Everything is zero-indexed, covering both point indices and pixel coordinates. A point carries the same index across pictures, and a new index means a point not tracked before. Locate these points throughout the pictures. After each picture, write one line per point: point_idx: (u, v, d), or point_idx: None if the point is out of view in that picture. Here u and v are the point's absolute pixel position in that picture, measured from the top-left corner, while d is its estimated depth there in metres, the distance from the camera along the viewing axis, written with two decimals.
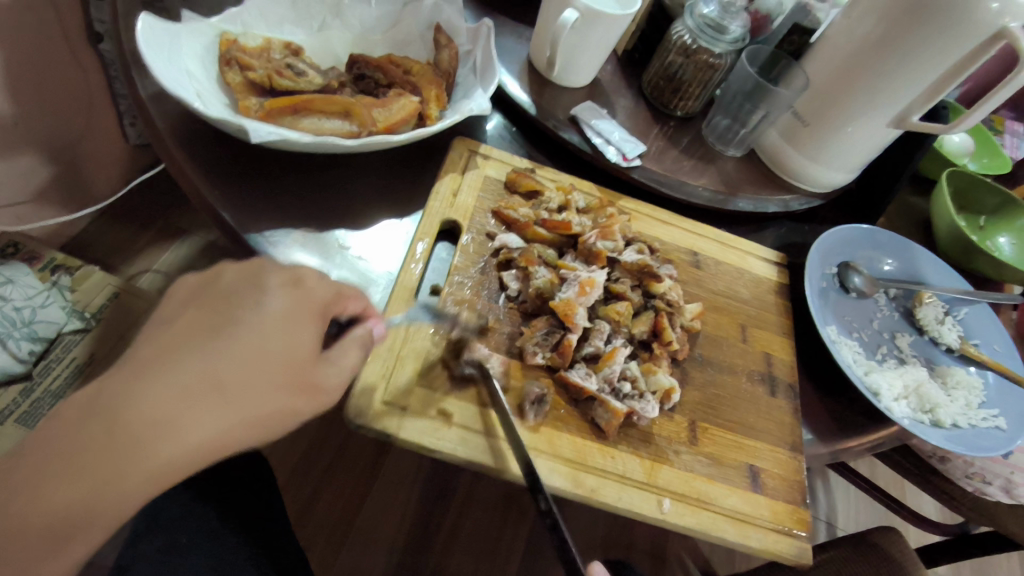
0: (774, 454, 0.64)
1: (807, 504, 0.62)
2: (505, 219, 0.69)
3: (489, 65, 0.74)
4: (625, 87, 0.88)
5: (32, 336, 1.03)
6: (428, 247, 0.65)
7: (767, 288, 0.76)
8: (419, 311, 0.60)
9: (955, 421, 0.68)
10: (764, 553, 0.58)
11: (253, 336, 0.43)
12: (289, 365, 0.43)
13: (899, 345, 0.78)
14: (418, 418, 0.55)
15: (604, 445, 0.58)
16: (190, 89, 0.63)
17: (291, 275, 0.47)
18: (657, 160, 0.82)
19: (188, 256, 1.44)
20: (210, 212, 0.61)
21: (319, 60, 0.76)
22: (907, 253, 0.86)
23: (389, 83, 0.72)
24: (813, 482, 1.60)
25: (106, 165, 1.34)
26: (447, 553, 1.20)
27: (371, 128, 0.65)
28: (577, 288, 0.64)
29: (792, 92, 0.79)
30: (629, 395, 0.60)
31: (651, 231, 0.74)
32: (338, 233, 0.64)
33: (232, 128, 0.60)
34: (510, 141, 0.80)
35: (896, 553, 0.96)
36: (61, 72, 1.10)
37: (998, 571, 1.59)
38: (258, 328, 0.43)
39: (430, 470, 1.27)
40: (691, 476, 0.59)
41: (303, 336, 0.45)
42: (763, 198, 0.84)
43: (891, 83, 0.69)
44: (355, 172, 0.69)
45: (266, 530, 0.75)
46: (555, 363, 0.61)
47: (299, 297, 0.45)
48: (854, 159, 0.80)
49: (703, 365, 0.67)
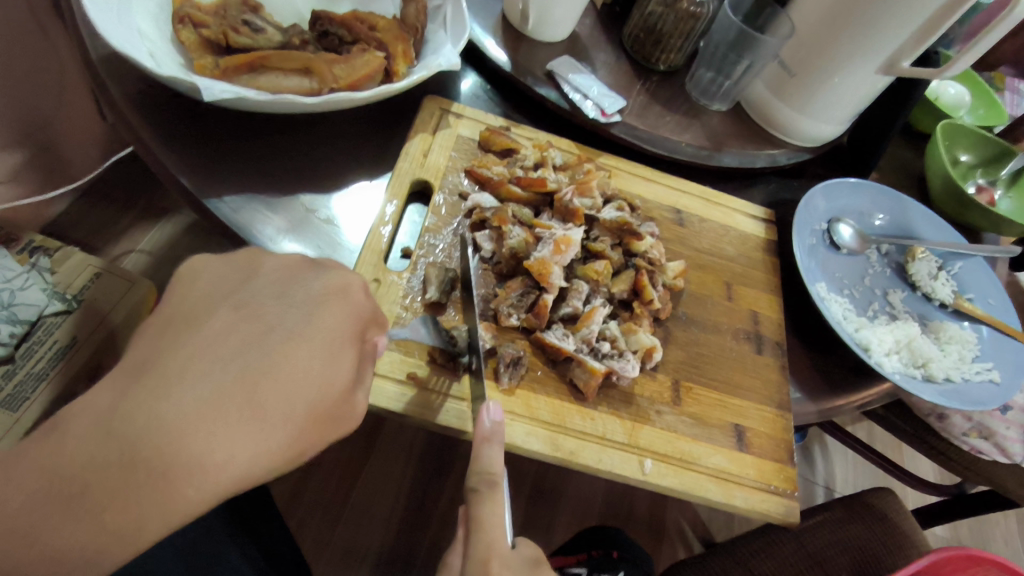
0: (761, 412, 0.62)
1: (794, 463, 0.60)
2: (478, 178, 0.66)
3: (460, 19, 0.71)
4: (605, 42, 0.85)
5: (12, 319, 1.03)
6: (398, 208, 0.62)
7: (754, 245, 0.73)
8: (388, 276, 0.58)
9: (948, 375, 0.67)
10: (750, 512, 0.57)
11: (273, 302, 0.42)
12: (336, 385, 0.43)
13: (891, 302, 0.76)
14: (386, 382, 0.53)
15: (582, 407, 0.56)
16: (141, 49, 0.60)
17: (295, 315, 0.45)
18: (640, 116, 0.78)
19: (171, 237, 1.42)
20: (170, 181, 0.58)
21: (281, 16, 0.72)
22: (900, 207, 0.83)
23: (354, 40, 0.69)
24: (811, 448, 1.59)
25: (81, 144, 1.30)
26: (442, 528, 1.20)
27: (333, 85, 0.62)
28: (552, 246, 0.61)
29: (778, 41, 0.76)
30: (608, 354, 0.58)
31: (632, 188, 0.72)
32: (304, 197, 0.61)
33: (185, 87, 0.57)
34: (486, 101, 0.76)
35: (890, 512, 1.01)
36: (31, 50, 1.07)
37: (997, 531, 1.59)
38: (320, 326, 0.43)
39: (423, 446, 1.26)
40: (674, 436, 0.57)
41: (351, 347, 0.44)
42: (750, 153, 0.81)
43: (880, 26, 0.66)
44: (324, 135, 0.66)
45: (249, 508, 0.73)
46: (531, 324, 0.58)
47: (350, 304, 0.46)
48: (843, 109, 0.77)
49: (687, 325, 0.65)
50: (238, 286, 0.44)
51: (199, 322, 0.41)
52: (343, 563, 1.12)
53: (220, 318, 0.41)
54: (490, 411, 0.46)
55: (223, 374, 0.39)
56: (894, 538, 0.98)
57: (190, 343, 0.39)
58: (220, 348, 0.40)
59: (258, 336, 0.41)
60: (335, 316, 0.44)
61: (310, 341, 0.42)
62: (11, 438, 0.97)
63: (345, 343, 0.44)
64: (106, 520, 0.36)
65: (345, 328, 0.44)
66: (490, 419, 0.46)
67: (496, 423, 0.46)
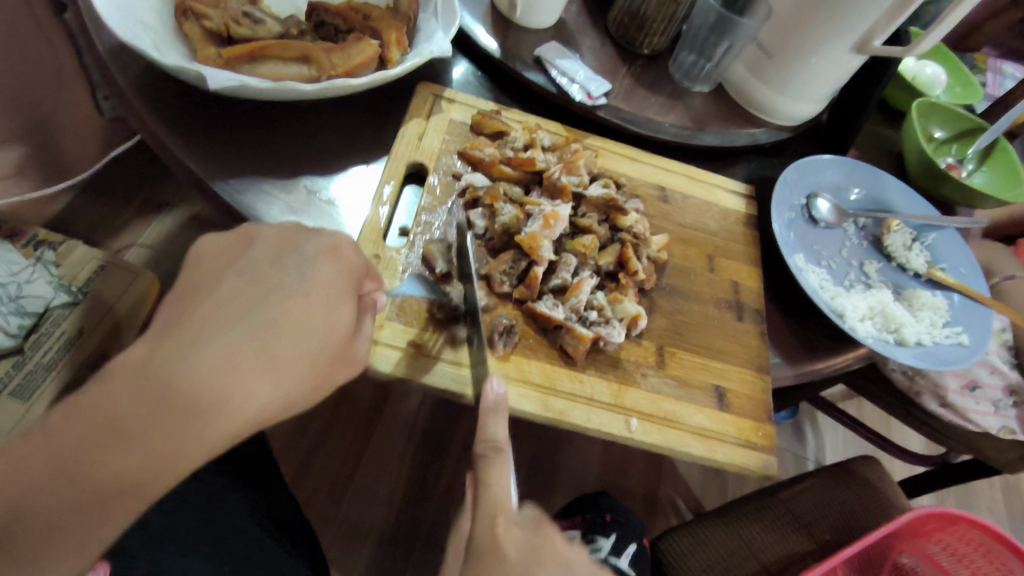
0: (741, 374, 0.66)
1: (771, 420, 0.64)
2: (471, 159, 0.70)
3: (451, 8, 0.74)
4: (591, 27, 0.88)
5: (19, 311, 1.08)
6: (395, 188, 0.66)
7: (735, 220, 0.77)
8: (386, 251, 0.62)
9: (919, 339, 0.71)
10: (730, 466, 0.61)
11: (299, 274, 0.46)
12: (340, 331, 0.46)
13: (867, 272, 0.79)
14: (387, 349, 0.57)
15: (572, 370, 0.60)
16: (147, 41, 0.63)
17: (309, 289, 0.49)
18: (625, 98, 0.82)
19: (172, 230, 1.45)
20: (178, 166, 0.61)
21: (278, 8, 0.75)
22: (876, 182, 0.87)
23: (349, 28, 0.71)
24: (802, 425, 1.64)
25: (81, 139, 1.33)
26: (445, 502, 1.24)
27: (331, 72, 0.65)
28: (541, 221, 0.64)
29: (757, 23, 0.79)
30: (595, 321, 0.61)
31: (618, 167, 0.75)
32: (304, 179, 0.64)
33: (191, 76, 0.60)
34: (477, 86, 0.80)
35: (873, 478, 1.05)
36: (28, 48, 1.10)
37: (982, 501, 1.64)
38: (317, 282, 0.46)
39: (423, 427, 1.30)
40: (658, 397, 0.61)
41: (349, 298, 0.47)
42: (731, 132, 0.84)
43: (854, 5, 0.69)
44: (321, 121, 0.69)
45: (263, 481, 0.77)
46: (523, 295, 0.62)
47: (343, 263, 0.48)
48: (820, 87, 0.81)
49: (670, 294, 0.69)
50: (239, 256, 0.47)
51: (224, 284, 0.45)
52: (347, 539, 1.16)
53: (232, 286, 0.45)
54: (497, 389, 0.49)
55: (235, 335, 0.42)
56: (877, 501, 1.02)
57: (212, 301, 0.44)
58: (240, 304, 0.44)
59: (261, 296, 0.45)
60: (326, 270, 0.47)
61: (308, 296, 0.45)
62: (23, 425, 1.01)
63: (344, 297, 0.47)
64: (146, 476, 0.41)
65: (340, 281, 0.47)
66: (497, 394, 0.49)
67: (500, 396, 0.50)
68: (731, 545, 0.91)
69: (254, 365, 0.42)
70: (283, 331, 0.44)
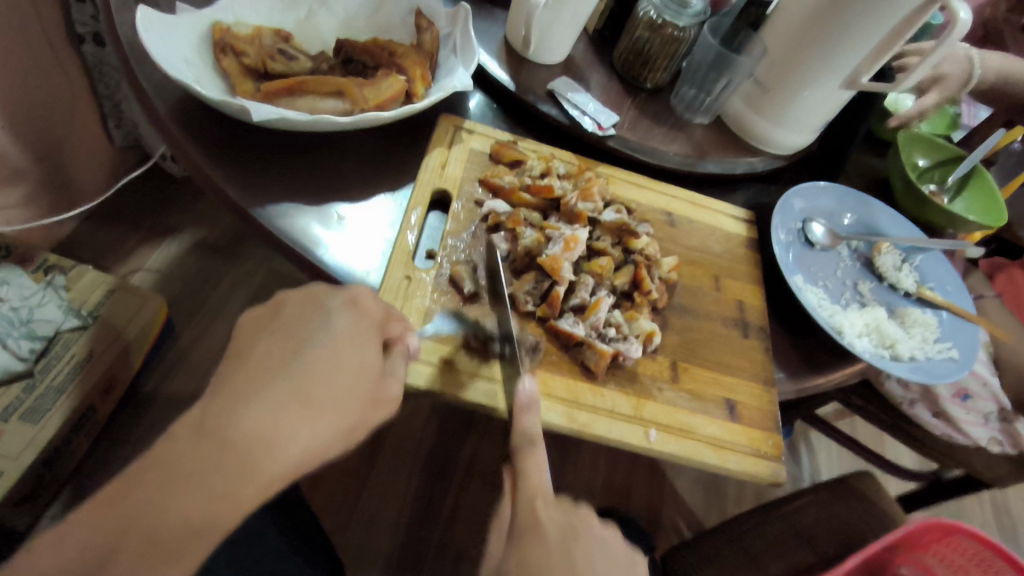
0: (750, 388, 0.69)
1: (780, 431, 0.67)
2: (491, 187, 0.74)
3: (469, 45, 0.79)
4: (598, 63, 0.93)
5: (31, 335, 1.09)
6: (421, 215, 0.69)
7: (737, 242, 0.82)
8: (417, 272, 0.65)
9: (913, 354, 0.75)
10: (742, 475, 0.64)
11: (332, 331, 0.52)
12: (370, 372, 0.52)
13: (861, 292, 0.84)
14: (420, 364, 0.60)
15: (594, 384, 0.63)
16: (191, 77, 0.67)
17: (355, 312, 0.53)
18: (632, 129, 0.87)
19: (178, 255, 1.47)
20: (215, 191, 0.65)
21: (307, 46, 0.80)
22: (866, 208, 0.92)
23: (376, 65, 0.76)
24: (798, 445, 1.68)
25: (92, 166, 1.36)
26: (450, 523, 1.25)
27: (364, 105, 0.70)
28: (562, 244, 0.69)
29: (752, 60, 0.86)
30: (614, 338, 0.66)
31: (627, 194, 0.80)
32: (335, 206, 0.67)
33: (233, 109, 0.64)
34: (494, 117, 0.84)
35: (870, 493, 1.09)
36: (47, 77, 1.14)
37: (973, 518, 1.68)
38: (339, 335, 0.52)
39: (427, 449, 1.32)
40: (674, 410, 0.65)
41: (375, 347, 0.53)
42: (731, 160, 0.90)
43: (843, 44, 0.75)
44: (347, 150, 0.73)
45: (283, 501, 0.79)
46: (545, 313, 0.66)
47: (362, 315, 0.54)
48: (812, 120, 0.86)
49: (681, 312, 0.73)
50: (273, 320, 0.54)
51: (262, 344, 0.52)
52: (355, 562, 1.17)
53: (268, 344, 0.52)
54: (527, 386, 0.54)
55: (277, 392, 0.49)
56: (875, 516, 1.05)
57: (258, 358, 0.51)
58: (287, 359, 0.51)
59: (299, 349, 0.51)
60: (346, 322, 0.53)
61: (337, 349, 0.52)
62: (31, 448, 1.02)
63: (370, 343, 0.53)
64: (209, 502, 0.45)
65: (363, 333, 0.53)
66: (528, 391, 0.54)
67: (531, 396, 0.54)
68: (737, 561, 0.94)
69: (296, 411, 0.48)
70: (319, 385, 0.50)
